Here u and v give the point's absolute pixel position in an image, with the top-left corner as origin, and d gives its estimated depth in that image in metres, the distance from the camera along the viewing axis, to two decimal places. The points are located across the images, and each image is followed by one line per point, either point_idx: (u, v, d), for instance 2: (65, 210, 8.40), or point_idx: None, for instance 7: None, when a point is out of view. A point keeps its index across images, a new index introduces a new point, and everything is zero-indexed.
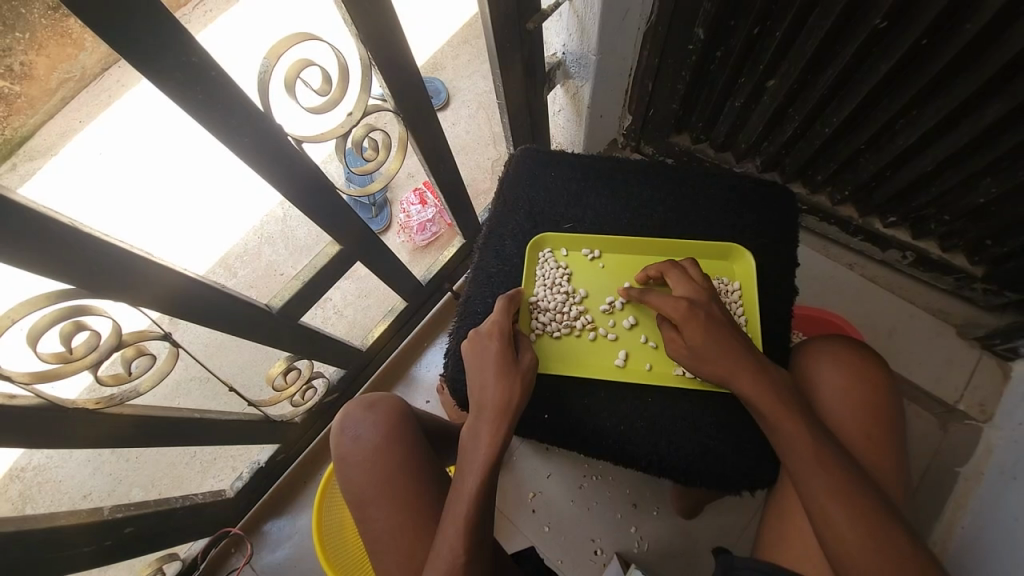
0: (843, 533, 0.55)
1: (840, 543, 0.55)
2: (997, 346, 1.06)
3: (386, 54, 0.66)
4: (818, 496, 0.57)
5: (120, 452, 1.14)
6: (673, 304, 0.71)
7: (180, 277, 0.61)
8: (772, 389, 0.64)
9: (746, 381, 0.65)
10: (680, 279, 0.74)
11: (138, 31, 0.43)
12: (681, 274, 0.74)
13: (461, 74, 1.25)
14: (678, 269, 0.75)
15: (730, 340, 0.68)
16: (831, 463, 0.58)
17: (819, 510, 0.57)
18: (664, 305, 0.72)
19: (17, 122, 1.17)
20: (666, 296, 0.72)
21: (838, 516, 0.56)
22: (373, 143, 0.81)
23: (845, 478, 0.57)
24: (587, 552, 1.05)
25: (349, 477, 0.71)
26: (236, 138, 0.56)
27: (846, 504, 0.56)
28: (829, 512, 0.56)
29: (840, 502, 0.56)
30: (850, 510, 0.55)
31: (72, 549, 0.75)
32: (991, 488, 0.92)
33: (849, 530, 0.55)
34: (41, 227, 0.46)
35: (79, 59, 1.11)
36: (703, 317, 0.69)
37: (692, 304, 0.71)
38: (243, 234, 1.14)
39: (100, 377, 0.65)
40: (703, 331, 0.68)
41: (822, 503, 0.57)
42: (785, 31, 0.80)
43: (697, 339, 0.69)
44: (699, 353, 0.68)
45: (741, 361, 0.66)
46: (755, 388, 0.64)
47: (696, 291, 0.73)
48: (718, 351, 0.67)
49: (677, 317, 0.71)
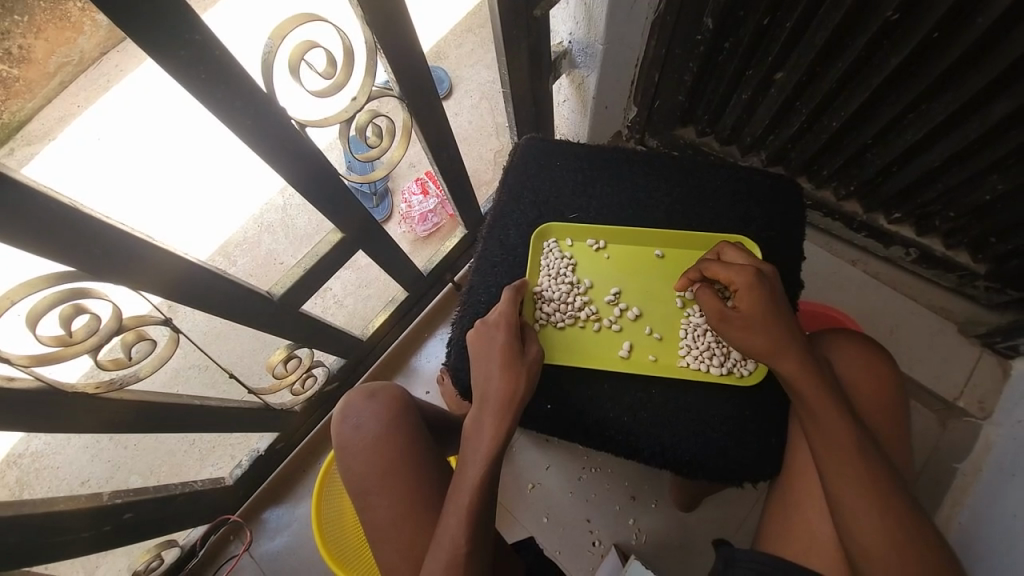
0: (861, 526, 0.56)
1: (859, 537, 0.56)
2: (997, 344, 1.07)
3: (392, 38, 0.65)
4: (840, 491, 0.58)
5: (119, 439, 1.14)
6: (738, 272, 0.68)
7: (181, 262, 0.61)
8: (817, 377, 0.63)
9: (788, 363, 0.64)
10: (739, 255, 0.73)
11: (143, 11, 0.42)
12: (739, 251, 0.73)
13: (464, 63, 1.23)
14: (736, 247, 0.74)
15: (776, 323, 0.65)
16: (853, 459, 0.58)
17: (840, 504, 0.57)
18: (727, 272, 0.69)
19: (16, 106, 1.17)
20: (728, 266, 0.70)
21: (860, 512, 0.56)
22: (377, 130, 0.80)
23: (868, 474, 0.57)
24: (586, 543, 1.05)
25: (348, 466, 0.71)
26: (239, 120, 0.55)
27: (867, 498, 0.56)
28: (851, 507, 0.57)
29: (862, 498, 0.57)
30: (870, 504, 0.56)
31: (71, 534, 0.75)
32: (989, 485, 0.93)
33: (870, 524, 0.56)
34: (39, 207, 0.45)
35: (78, 43, 1.05)
36: (761, 298, 0.67)
37: (752, 283, 0.67)
38: (243, 222, 1.13)
39: (99, 363, 0.64)
40: (766, 304, 0.66)
41: (844, 499, 0.57)
42: (795, 22, 0.79)
43: (758, 310, 0.66)
44: (749, 322, 0.67)
45: (788, 343, 0.65)
46: (800, 373, 0.63)
47: (759, 265, 0.71)
48: (771, 323, 0.66)
49: (742, 284, 0.68)
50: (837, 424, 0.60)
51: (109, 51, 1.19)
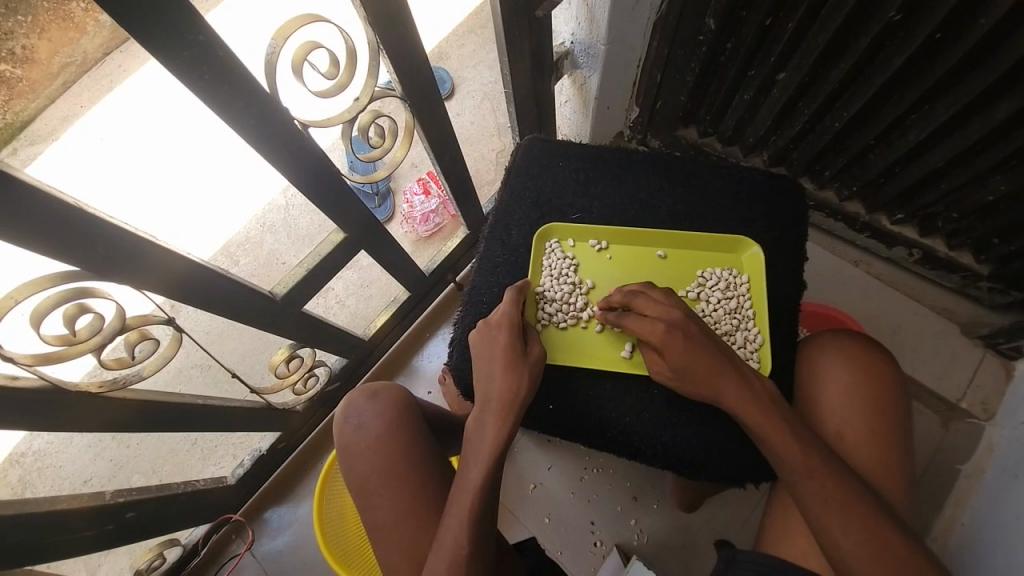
0: (838, 541, 0.56)
1: (836, 543, 0.56)
2: (1000, 345, 1.06)
3: (394, 38, 0.65)
4: (817, 507, 0.57)
5: (121, 439, 1.15)
6: (654, 329, 0.69)
7: (185, 261, 0.61)
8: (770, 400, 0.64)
9: (733, 399, 0.65)
10: (654, 303, 0.71)
11: (148, 11, 0.42)
12: (648, 295, 0.72)
13: (466, 63, 1.24)
14: (647, 292, 0.72)
15: (706, 371, 0.66)
16: (825, 477, 0.58)
17: (818, 520, 0.57)
18: (642, 330, 0.70)
19: (18, 106, 1.17)
20: (645, 323, 0.70)
21: (837, 527, 0.56)
22: (379, 130, 0.80)
23: (843, 491, 0.57)
24: (587, 544, 1.05)
25: (350, 466, 0.71)
26: (243, 121, 0.56)
27: (842, 513, 0.56)
28: (828, 522, 0.56)
29: (837, 513, 0.56)
30: (846, 520, 0.56)
31: (72, 533, 0.76)
32: (992, 486, 0.92)
33: (847, 531, 0.55)
34: (44, 206, 0.45)
35: (81, 42, 1.04)
36: (680, 349, 0.68)
37: (665, 332, 0.68)
38: (245, 222, 1.13)
39: (102, 362, 0.64)
40: (686, 354, 0.67)
41: (821, 516, 0.57)
42: (797, 23, 0.79)
43: (681, 361, 0.67)
44: (684, 371, 0.68)
45: (724, 385, 0.66)
46: (744, 404, 0.64)
47: (673, 312, 0.70)
48: (702, 371, 0.67)
49: (659, 341, 0.68)
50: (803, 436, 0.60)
51: (112, 52, 1.16)
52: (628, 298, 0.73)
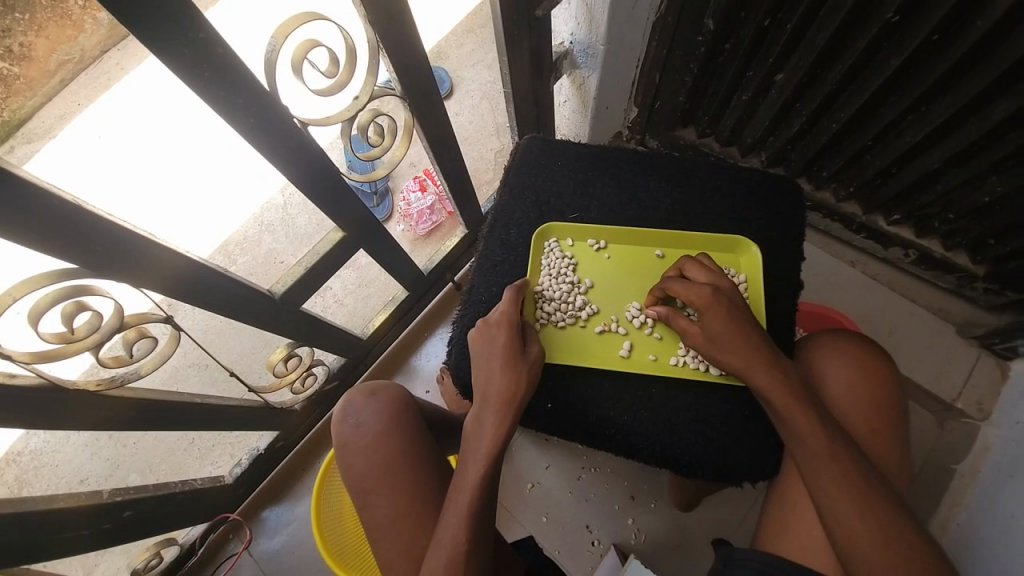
0: (849, 528, 0.56)
1: (845, 529, 0.56)
2: (995, 345, 1.07)
3: (394, 37, 0.65)
4: (828, 493, 0.58)
5: (118, 438, 1.14)
6: (696, 290, 0.71)
7: (183, 259, 0.61)
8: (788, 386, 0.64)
9: (763, 373, 0.65)
10: (701, 271, 0.74)
11: (148, 7, 0.42)
12: (701, 266, 0.74)
13: (465, 63, 1.23)
14: (698, 262, 0.75)
15: (745, 334, 0.68)
16: (837, 461, 0.59)
17: (828, 506, 0.58)
18: (685, 292, 0.72)
19: (18, 103, 1.15)
20: (689, 284, 0.72)
21: (848, 514, 0.57)
22: (378, 128, 0.80)
23: (855, 480, 0.58)
24: (585, 543, 1.06)
25: (348, 464, 0.71)
26: (242, 119, 0.55)
27: (854, 500, 0.57)
28: (838, 509, 0.57)
29: (849, 500, 0.57)
30: (857, 506, 0.57)
31: (69, 532, 0.75)
32: (986, 486, 0.93)
33: (856, 519, 0.56)
34: (41, 203, 0.45)
35: (78, 41, 1.04)
36: (722, 308, 0.69)
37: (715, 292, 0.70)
38: (243, 221, 1.13)
39: (101, 360, 0.64)
40: (725, 316, 0.69)
41: (831, 501, 0.58)
42: (796, 24, 0.79)
43: (716, 325, 0.69)
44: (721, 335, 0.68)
45: (759, 352, 0.66)
46: (772, 382, 0.64)
47: (719, 282, 0.72)
48: (745, 333, 0.68)
49: (701, 303, 0.70)
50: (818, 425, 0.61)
51: (110, 50, 1.16)
52: (681, 269, 0.76)
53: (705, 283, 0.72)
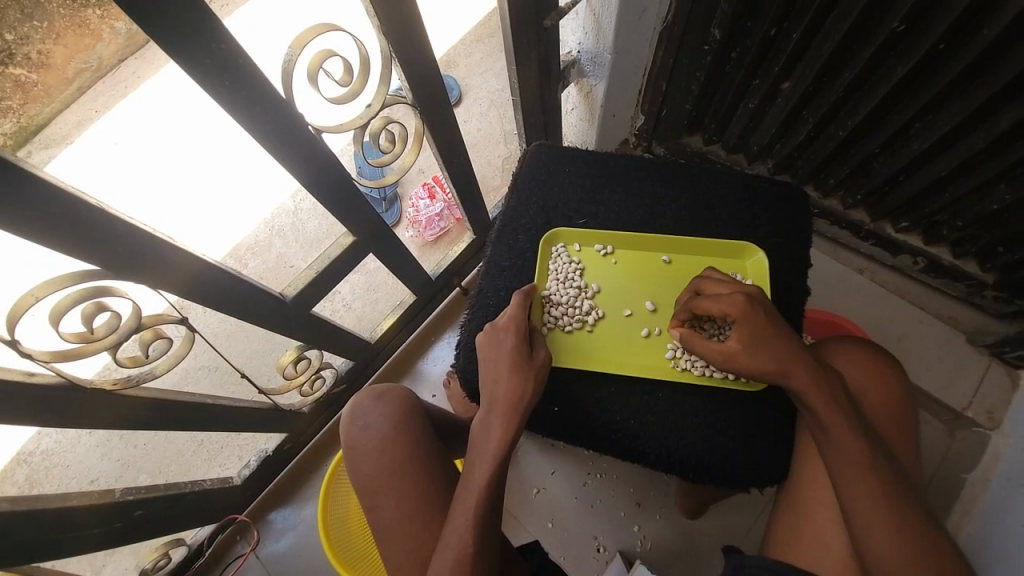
0: (878, 539, 0.57)
1: (873, 542, 0.57)
2: (1005, 354, 1.06)
3: (406, 48, 0.66)
4: (858, 506, 0.58)
5: (129, 438, 1.16)
6: (727, 305, 0.70)
7: (200, 262, 0.62)
8: (823, 387, 0.63)
9: (800, 377, 0.64)
10: (720, 284, 0.74)
11: (175, 19, 0.44)
12: (719, 281, 0.74)
13: (474, 71, 1.25)
14: (714, 278, 0.75)
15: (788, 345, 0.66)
16: (871, 473, 0.59)
17: (858, 520, 0.58)
18: (715, 306, 0.71)
19: (33, 110, 1.06)
20: (717, 298, 0.71)
21: (877, 528, 0.57)
22: (390, 135, 0.81)
23: (883, 490, 0.58)
24: (590, 549, 1.05)
25: (357, 466, 0.72)
26: (260, 127, 0.57)
27: (880, 509, 0.57)
28: (867, 522, 0.57)
29: (881, 512, 0.57)
30: (887, 517, 0.57)
31: (81, 530, 0.77)
32: (997, 495, 0.92)
33: (883, 531, 0.57)
34: (67, 206, 0.47)
35: (97, 49, 1.04)
36: (755, 319, 0.68)
37: (748, 300, 0.69)
38: (255, 225, 1.15)
39: (118, 359, 0.66)
40: (756, 327, 0.67)
41: (860, 516, 0.58)
42: (801, 34, 0.80)
43: (751, 335, 0.67)
44: (767, 346, 0.66)
45: (795, 356, 0.65)
46: (812, 386, 0.63)
47: (743, 289, 0.72)
48: (786, 344, 0.66)
49: (734, 313, 0.69)
50: (847, 434, 0.61)
51: (127, 58, 1.12)
52: (698, 288, 0.76)
53: (728, 293, 0.72)
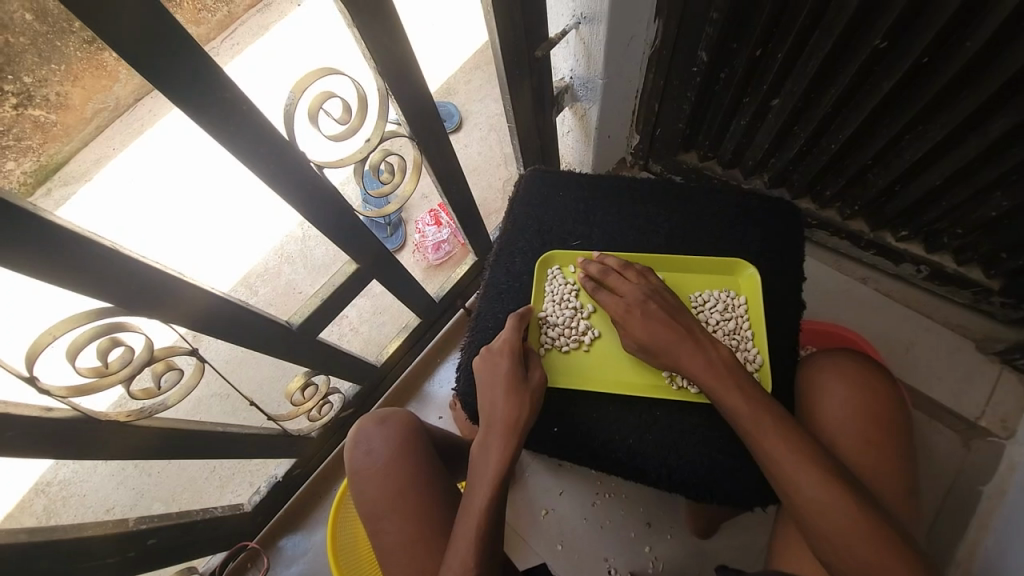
0: (830, 533, 0.57)
1: (829, 536, 0.57)
2: (1017, 361, 1.04)
3: (401, 85, 0.70)
4: (806, 501, 0.58)
5: (143, 467, 1.18)
6: (614, 309, 0.77)
7: (208, 294, 0.65)
8: (728, 380, 0.68)
9: (686, 370, 0.71)
10: (622, 281, 0.78)
11: (183, 74, 0.48)
12: (622, 278, 0.78)
13: (473, 98, 1.30)
14: (616, 272, 0.79)
15: (670, 341, 0.73)
16: (810, 463, 0.59)
17: (812, 515, 0.58)
18: (608, 305, 0.78)
19: (52, 149, 1.08)
20: (613, 297, 0.78)
21: (826, 518, 0.57)
22: (389, 166, 0.85)
23: (831, 482, 0.58)
24: (601, 572, 1.04)
25: (361, 492, 0.72)
26: (264, 166, 0.60)
27: (830, 501, 0.57)
28: (820, 516, 0.57)
29: (829, 504, 0.57)
30: (838, 509, 0.57)
31: (97, 560, 0.78)
32: (1016, 507, 0.90)
33: (839, 525, 0.56)
34: (82, 248, 0.50)
35: (113, 90, 1.09)
36: (636, 323, 0.75)
37: (631, 305, 0.76)
38: (264, 254, 1.19)
39: (131, 392, 0.68)
40: (642, 332, 0.74)
41: (810, 510, 0.58)
42: (786, 54, 0.83)
43: (639, 337, 0.74)
44: (652, 347, 0.74)
45: (677, 354, 0.72)
46: (698, 374, 0.70)
47: (638, 289, 0.77)
48: (667, 343, 0.73)
49: (619, 316, 0.76)
50: (781, 428, 0.62)
51: (142, 98, 1.19)
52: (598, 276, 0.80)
53: (626, 293, 0.77)
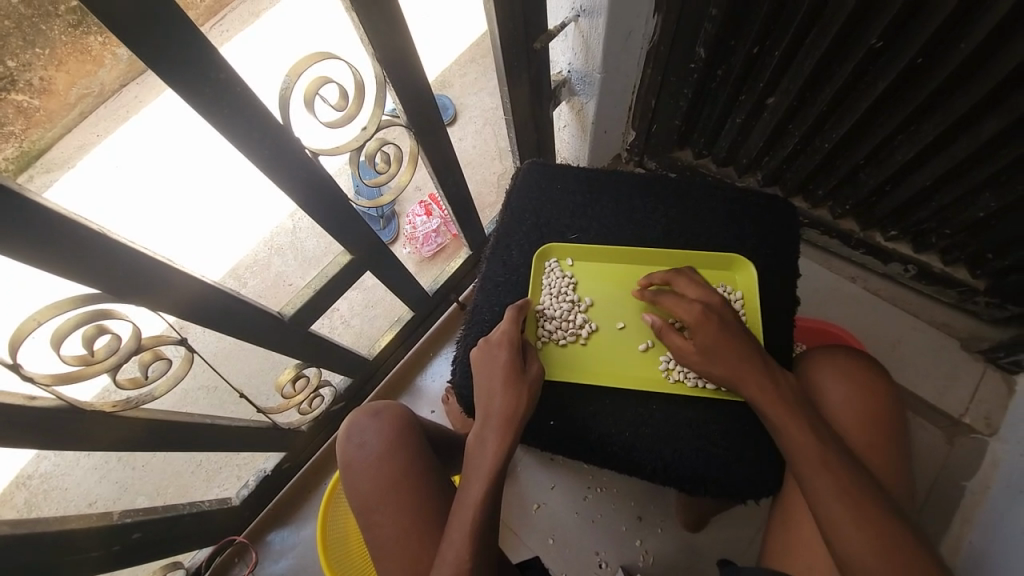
0: (851, 544, 0.56)
1: (849, 547, 0.56)
2: (1001, 359, 1.06)
3: (399, 73, 0.69)
4: (828, 511, 0.58)
5: (127, 460, 1.16)
6: (689, 311, 0.73)
7: (199, 282, 0.64)
8: (778, 395, 0.66)
9: (753, 386, 0.68)
10: (692, 286, 0.76)
11: (176, 54, 0.46)
12: (692, 282, 0.77)
13: (468, 91, 1.28)
14: (689, 278, 0.77)
15: (743, 351, 0.70)
16: (835, 472, 0.59)
17: (833, 527, 0.57)
18: (678, 308, 0.75)
19: (36, 135, 0.96)
20: (681, 300, 0.75)
21: (845, 530, 0.57)
22: (385, 157, 0.83)
23: (852, 494, 0.58)
24: (592, 565, 1.04)
25: (353, 484, 0.72)
26: (257, 151, 0.59)
27: (851, 513, 0.57)
28: (838, 526, 0.57)
29: (852, 516, 0.57)
30: (860, 521, 0.57)
31: (81, 553, 0.77)
32: (998, 501, 0.92)
33: (860, 538, 0.56)
34: (68, 232, 0.48)
35: (99, 73, 0.93)
36: (712, 327, 0.71)
37: (707, 307, 0.73)
38: (254, 244, 1.19)
39: (117, 381, 0.66)
40: (715, 336, 0.71)
41: (831, 520, 0.58)
42: (782, 52, 0.83)
43: (710, 342, 0.71)
44: (728, 354, 0.70)
45: (749, 366, 0.69)
46: (762, 393, 0.67)
47: (710, 297, 0.75)
48: (749, 354, 0.69)
49: (692, 320, 0.73)
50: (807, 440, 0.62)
51: (128, 83, 1.03)
52: (671, 282, 0.78)
53: (695, 299, 0.75)
